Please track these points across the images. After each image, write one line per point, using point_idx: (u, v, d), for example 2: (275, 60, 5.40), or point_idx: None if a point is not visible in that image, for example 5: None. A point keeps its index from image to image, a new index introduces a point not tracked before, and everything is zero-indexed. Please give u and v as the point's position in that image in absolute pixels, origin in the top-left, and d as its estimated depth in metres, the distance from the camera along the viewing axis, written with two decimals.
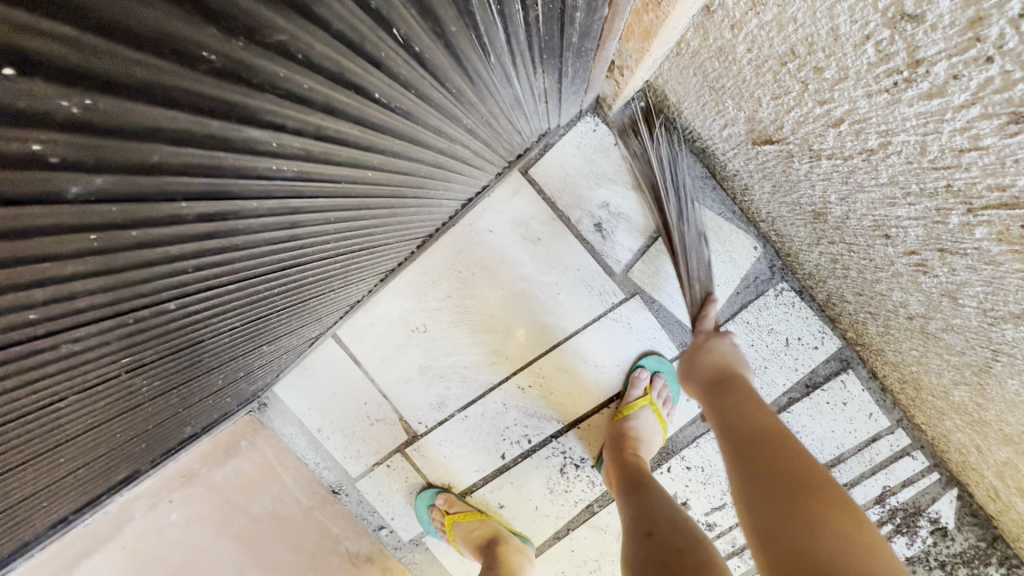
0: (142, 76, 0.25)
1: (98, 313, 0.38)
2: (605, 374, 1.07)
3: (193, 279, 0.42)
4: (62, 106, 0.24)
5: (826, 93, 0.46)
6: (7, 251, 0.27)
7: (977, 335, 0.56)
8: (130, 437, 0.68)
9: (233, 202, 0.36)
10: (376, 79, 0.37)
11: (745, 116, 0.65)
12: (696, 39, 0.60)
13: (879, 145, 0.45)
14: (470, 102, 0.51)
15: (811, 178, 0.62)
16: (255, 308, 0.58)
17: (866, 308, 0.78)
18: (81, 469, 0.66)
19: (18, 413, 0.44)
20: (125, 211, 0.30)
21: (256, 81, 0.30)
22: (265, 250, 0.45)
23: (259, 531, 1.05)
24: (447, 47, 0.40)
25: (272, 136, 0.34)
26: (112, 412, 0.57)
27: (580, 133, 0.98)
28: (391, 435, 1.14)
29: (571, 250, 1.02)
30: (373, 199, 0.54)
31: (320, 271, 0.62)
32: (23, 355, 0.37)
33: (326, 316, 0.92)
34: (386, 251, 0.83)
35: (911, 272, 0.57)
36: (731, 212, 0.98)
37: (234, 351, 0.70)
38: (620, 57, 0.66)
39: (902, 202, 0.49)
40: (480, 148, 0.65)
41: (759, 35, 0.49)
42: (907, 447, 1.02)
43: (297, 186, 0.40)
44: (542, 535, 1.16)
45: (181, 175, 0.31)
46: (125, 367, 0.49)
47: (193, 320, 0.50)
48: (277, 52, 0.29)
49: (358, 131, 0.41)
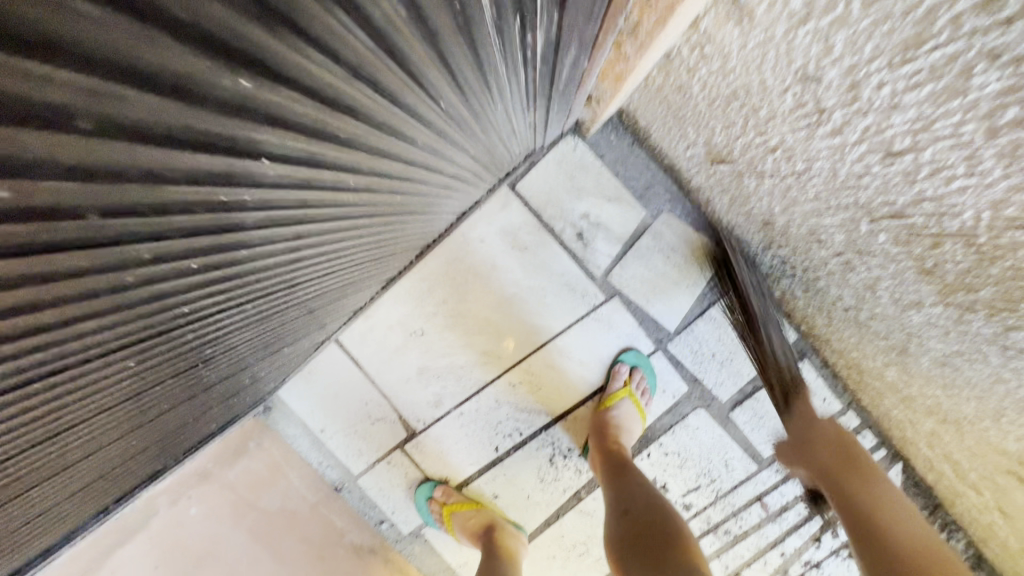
0: (284, 143, 0.33)
1: (184, 317, 0.46)
2: (588, 369, 1.18)
3: (236, 292, 0.49)
4: (239, 170, 0.31)
5: (763, 127, 0.58)
6: (163, 269, 0.36)
7: (895, 322, 0.67)
8: (170, 434, 0.76)
9: (301, 221, 0.45)
10: (420, 129, 0.45)
11: (703, 140, 0.76)
12: (660, 76, 0.71)
13: (805, 168, 0.57)
14: (479, 135, 0.59)
15: (759, 193, 0.73)
16: (270, 315, 0.64)
17: (813, 302, 0.89)
18: (130, 465, 0.73)
19: (107, 406, 0.52)
20: (240, 232, 0.38)
21: (345, 137, 0.37)
22: (291, 262, 0.52)
23: (273, 527, 1.12)
24: (467, 102, 0.47)
25: (338, 170, 0.41)
26: (164, 408, 0.65)
27: (562, 151, 1.08)
28: (391, 433, 1.22)
29: (555, 257, 1.13)
30: (390, 211, 0.62)
31: (338, 274, 0.71)
32: (129, 352, 0.45)
33: (334, 320, 1.00)
34: (391, 258, 0.91)
35: (841, 269, 0.69)
36: (698, 220, 1.09)
37: (261, 352, 0.77)
38: (597, 92, 0.76)
39: (827, 213, 0.61)
40: (477, 166, 0.74)
41: (709, 79, 0.60)
42: (857, 426, 1.15)
43: (343, 205, 0.49)
44: (534, 521, 1.25)
45: (282, 205, 0.39)
46: (162, 374, 0.55)
47: (222, 328, 0.56)
48: (364, 120, 0.37)
49: (395, 162, 0.49)
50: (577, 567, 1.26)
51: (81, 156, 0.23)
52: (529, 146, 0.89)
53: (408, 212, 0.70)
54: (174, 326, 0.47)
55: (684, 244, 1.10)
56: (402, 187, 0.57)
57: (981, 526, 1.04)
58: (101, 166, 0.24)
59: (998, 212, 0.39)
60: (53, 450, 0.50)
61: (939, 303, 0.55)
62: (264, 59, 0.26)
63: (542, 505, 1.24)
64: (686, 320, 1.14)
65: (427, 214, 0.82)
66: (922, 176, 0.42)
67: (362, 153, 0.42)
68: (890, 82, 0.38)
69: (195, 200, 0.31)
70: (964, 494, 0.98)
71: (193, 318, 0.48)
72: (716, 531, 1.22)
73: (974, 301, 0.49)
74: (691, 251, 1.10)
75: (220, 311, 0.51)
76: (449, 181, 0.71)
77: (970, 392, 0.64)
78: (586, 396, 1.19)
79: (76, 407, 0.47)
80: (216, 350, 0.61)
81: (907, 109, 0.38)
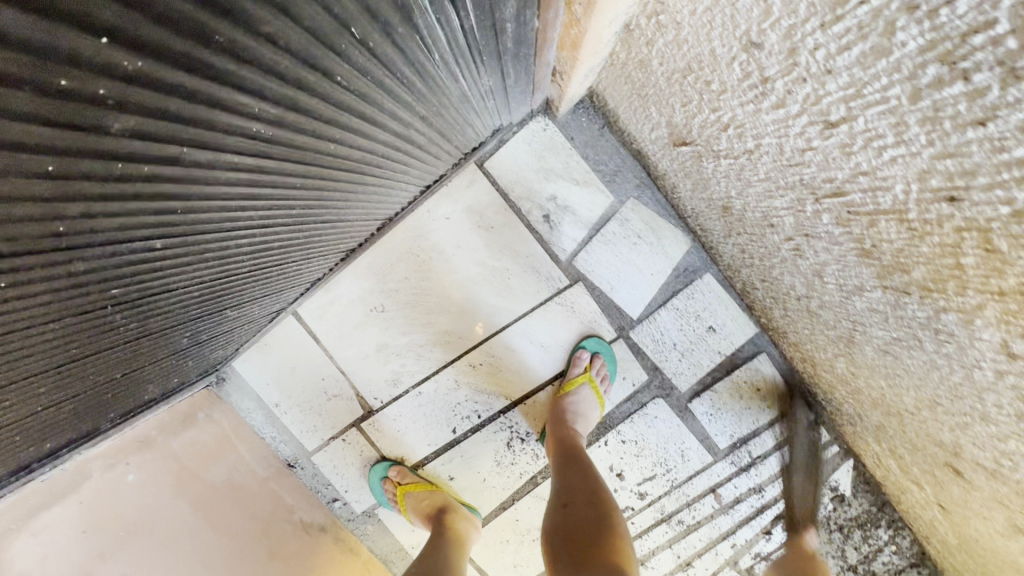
0: (189, 61, 0.31)
1: (103, 271, 0.42)
2: (550, 354, 1.17)
3: (162, 246, 0.44)
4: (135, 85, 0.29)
5: (715, 102, 0.57)
6: (58, 196, 0.32)
7: (841, 310, 0.68)
8: (95, 405, 0.71)
9: (229, 164, 0.41)
10: (356, 78, 0.43)
11: (665, 120, 0.75)
12: (623, 52, 0.70)
13: (755, 145, 0.56)
14: (430, 97, 0.56)
15: (717, 176, 0.73)
16: (201, 282, 0.58)
17: (770, 292, 0.90)
18: (50, 435, 0.68)
19: (15, 371, 0.47)
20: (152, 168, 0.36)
21: (266, 69, 0.35)
22: (213, 216, 0.46)
23: (220, 498, 1.05)
24: (405, 56, 0.45)
25: (263, 107, 0.38)
26: (88, 377, 0.60)
27: (533, 131, 1.07)
28: (347, 410, 1.20)
29: (521, 239, 1.12)
30: (337, 176, 0.59)
31: (284, 241, 0.67)
32: (34, 306, 0.40)
33: (287, 291, 0.97)
34: (346, 230, 0.88)
35: (792, 255, 0.69)
36: (665, 209, 1.10)
37: (201, 322, 0.73)
38: (559, 64, 0.75)
39: (776, 194, 0.60)
40: (434, 137, 0.72)
41: (665, 51, 0.59)
42: (812, 422, 1.16)
43: (281, 155, 0.45)
44: (489, 505, 1.24)
45: (197, 140, 0.36)
46: (62, 340, 0.48)
47: (139, 293, 0.50)
48: (287, 52, 0.35)
49: (338, 112, 0.46)
50: (530, 552, 1.25)
51: None
52: (496, 119, 0.87)
53: (359, 180, 0.67)
54: (85, 284, 0.42)
55: (650, 232, 1.10)
56: (347, 149, 0.54)
57: (924, 523, 1.06)
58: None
59: (925, 184, 0.39)
60: None
61: (878, 287, 0.55)
62: None
63: (498, 490, 1.23)
64: (650, 308, 1.14)
65: (386, 185, 0.78)
66: (857, 148, 0.42)
67: (292, 94, 0.39)
68: (823, 44, 0.37)
69: (73, 113, 0.28)
70: (908, 489, 1.00)
71: (113, 273, 0.43)
72: (670, 522, 1.22)
73: (909, 283, 0.49)
74: (656, 240, 1.10)
75: (147, 269, 0.46)
76: (403, 149, 0.68)
77: (909, 381, 0.65)
78: (546, 381, 1.18)
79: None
80: (135, 317, 0.54)
81: (840, 74, 0.38)
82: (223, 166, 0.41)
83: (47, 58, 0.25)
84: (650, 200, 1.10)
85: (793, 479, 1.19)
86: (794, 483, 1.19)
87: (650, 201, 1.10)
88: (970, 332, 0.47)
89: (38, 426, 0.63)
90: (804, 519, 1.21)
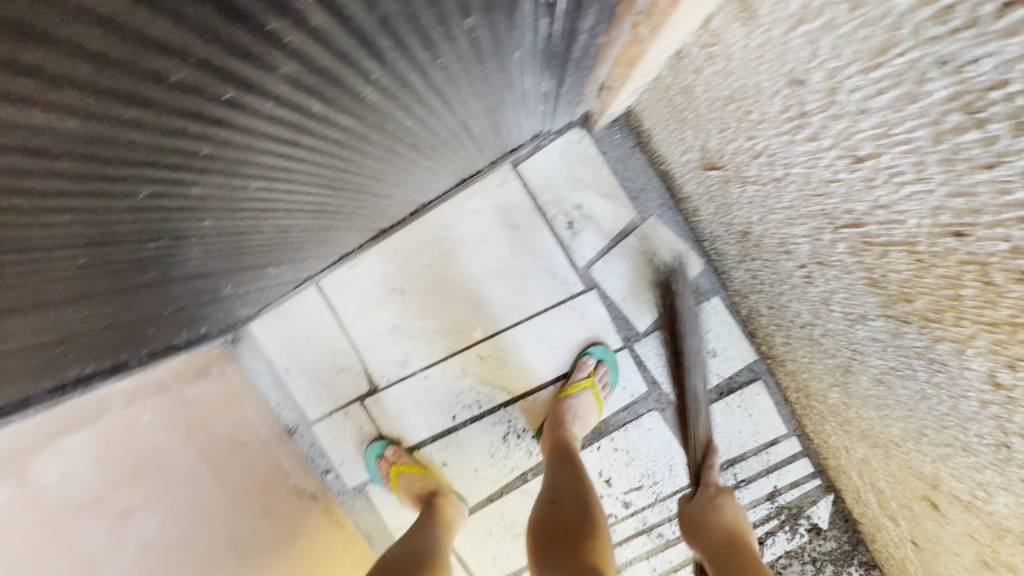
0: (353, 24, 0.36)
1: (202, 193, 0.46)
2: (556, 355, 1.21)
3: (252, 179, 0.49)
4: (307, 36, 0.35)
5: (752, 131, 0.63)
6: (207, 114, 0.37)
7: (843, 338, 0.73)
8: (133, 337, 0.74)
9: (331, 112, 0.46)
10: (455, 60, 0.49)
11: (699, 145, 0.81)
12: (669, 77, 0.76)
13: (783, 174, 0.62)
14: (498, 89, 0.62)
15: (741, 201, 0.78)
16: (266, 208, 0.58)
17: (775, 319, 0.95)
18: (90, 361, 0.71)
19: (99, 282, 0.51)
20: (279, 103, 0.41)
21: (399, 41, 0.41)
22: (310, 125, 0.46)
23: (224, 450, 1.06)
24: (498, 49, 0.51)
25: (377, 69, 0.43)
26: (143, 305, 0.64)
27: (568, 141, 1.13)
28: (353, 385, 1.24)
29: (543, 242, 1.17)
30: (400, 149, 0.65)
31: (336, 204, 0.72)
32: (140, 216, 0.44)
33: (320, 259, 1.01)
34: (385, 208, 0.94)
35: (802, 282, 0.74)
36: (682, 231, 1.15)
37: (245, 272, 0.77)
38: (609, 80, 0.81)
39: (797, 221, 0.66)
40: (487, 129, 0.78)
41: (711, 80, 0.65)
42: (798, 453, 1.20)
43: (369, 115, 0.51)
44: (477, 496, 1.27)
45: (321, 88, 0.42)
46: (136, 239, 0.47)
47: (218, 201, 0.50)
48: (418, 30, 0.41)
49: (426, 85, 0.52)
50: (511, 547, 1.29)
51: None
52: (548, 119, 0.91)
53: (416, 151, 0.70)
54: (184, 204, 0.46)
55: (665, 251, 1.16)
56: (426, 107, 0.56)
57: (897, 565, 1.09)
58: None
59: (936, 220, 0.45)
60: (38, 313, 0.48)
61: (882, 316, 0.60)
62: None
63: (488, 482, 1.27)
64: (655, 324, 1.19)
65: (442, 156, 0.80)
66: (879, 183, 0.48)
67: (401, 63, 0.45)
68: (862, 87, 0.43)
69: (257, 50, 0.33)
70: (884, 527, 1.04)
71: (209, 197, 0.48)
72: (649, 532, 1.25)
73: (910, 312, 0.55)
74: (670, 259, 1.16)
75: (233, 200, 0.51)
76: (458, 135, 0.73)
77: (898, 412, 0.70)
78: (549, 382, 1.22)
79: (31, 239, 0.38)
80: (202, 231, 0.54)
81: (873, 114, 0.44)
82: (304, 111, 0.44)
83: (269, 5, 0.30)
84: (670, 221, 1.15)
85: (774, 506, 1.22)
86: (774, 510, 1.22)
87: (670, 222, 1.15)
88: (961, 362, 0.52)
89: (87, 349, 0.66)
90: (780, 547, 1.24)
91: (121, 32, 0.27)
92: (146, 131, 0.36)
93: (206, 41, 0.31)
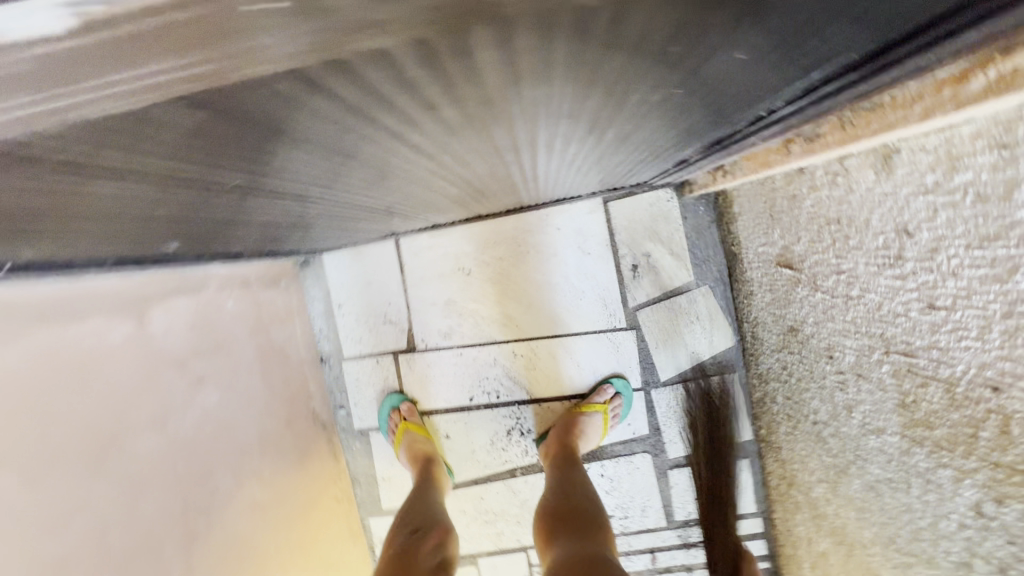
0: (658, 98, 0.49)
1: (453, 156, 0.59)
2: (580, 375, 1.32)
3: (483, 156, 0.61)
4: (630, 98, 0.47)
5: (844, 252, 0.76)
6: (527, 120, 0.50)
7: (850, 442, 0.85)
8: (277, 232, 0.84)
9: (573, 136, 0.60)
10: (672, 127, 0.62)
11: (783, 245, 0.94)
12: (782, 182, 0.89)
13: (857, 294, 0.75)
14: (666, 148, 0.76)
15: (804, 302, 0.91)
16: (466, 161, 0.62)
17: (788, 409, 1.08)
18: (240, 240, 0.81)
19: (331, 188, 0.62)
20: (563, 125, 0.53)
21: (664, 110, 0.54)
22: (570, 121, 0.52)
23: (273, 356, 1.16)
24: (703, 128, 0.64)
25: (628, 122, 0.57)
26: (318, 212, 0.75)
27: (659, 197, 1.26)
28: (394, 339, 1.34)
29: (605, 274, 1.29)
30: (566, 166, 0.78)
31: (485, 186, 0.85)
32: (410, 159, 0.56)
33: (424, 220, 1.14)
34: (499, 198, 1.06)
35: (833, 386, 0.87)
36: (728, 307, 1.27)
37: (386, 211, 0.89)
38: (731, 167, 0.94)
39: (851, 335, 0.78)
40: (623, 168, 0.91)
41: (824, 200, 0.78)
42: (757, 532, 1.31)
43: (586, 143, 0.64)
44: (465, 475, 1.37)
45: (594, 122, 0.54)
46: (381, 164, 0.56)
47: (450, 148, 0.55)
48: (680, 107, 0.54)
49: (634, 137, 0.65)
50: (478, 529, 1.39)
51: (633, 67, 0.39)
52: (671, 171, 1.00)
53: (575, 166, 0.80)
54: (436, 160, 0.59)
55: (707, 319, 1.28)
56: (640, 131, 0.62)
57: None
58: (633, 70, 0.40)
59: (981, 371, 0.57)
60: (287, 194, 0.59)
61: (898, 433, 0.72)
62: (716, 68, 0.43)
63: (479, 465, 1.37)
64: (676, 378, 1.31)
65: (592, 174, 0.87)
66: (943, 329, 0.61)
67: (644, 122, 0.58)
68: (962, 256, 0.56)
69: (602, 99, 0.46)
70: None
71: (452, 162, 0.60)
72: None
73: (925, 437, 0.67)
74: (709, 327, 1.28)
75: (457, 166, 0.63)
76: (603, 167, 0.87)
77: (878, 517, 0.82)
78: (565, 396, 1.33)
79: (337, 140, 0.44)
80: (418, 161, 0.58)
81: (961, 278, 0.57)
82: (561, 126, 0.53)
83: (637, 83, 0.43)
84: (720, 296, 1.27)
85: None
86: None
87: (720, 296, 1.27)
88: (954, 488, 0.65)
89: (253, 230, 0.76)
90: None
91: (555, 81, 0.39)
92: (483, 105, 0.42)
93: (581, 94, 0.44)
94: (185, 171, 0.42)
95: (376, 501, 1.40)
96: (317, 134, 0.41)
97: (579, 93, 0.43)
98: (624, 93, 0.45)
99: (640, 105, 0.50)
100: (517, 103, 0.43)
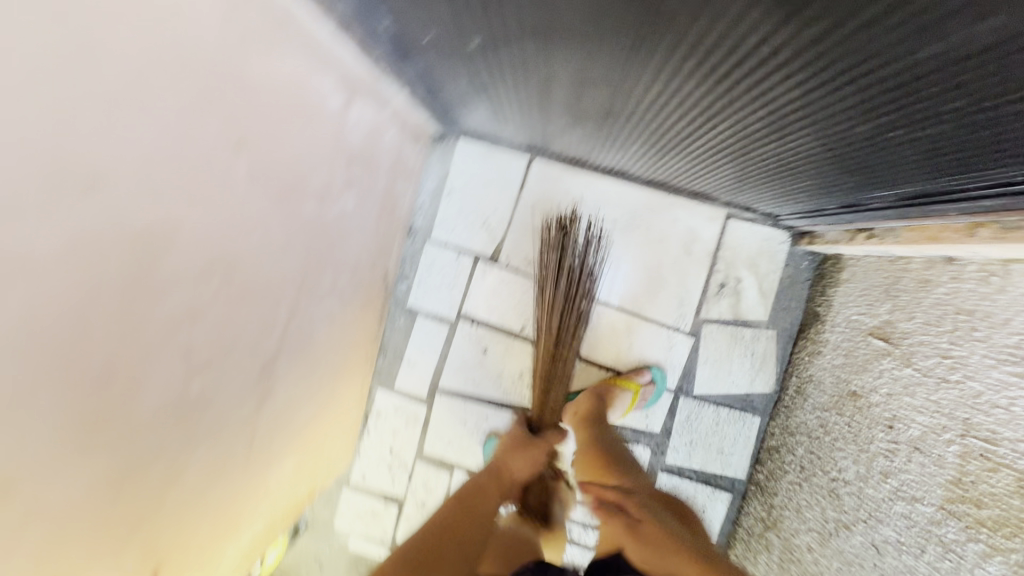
0: (987, 132, 0.56)
1: (766, 92, 0.64)
2: (627, 354, 1.39)
3: (778, 105, 0.68)
4: (975, 116, 0.55)
5: (961, 342, 0.84)
6: (884, 88, 0.56)
7: (872, 502, 0.96)
8: (506, 83, 0.88)
9: (866, 128, 0.66)
10: (931, 169, 0.70)
11: (886, 319, 1.03)
12: (919, 265, 0.97)
13: (957, 379, 0.83)
14: (880, 186, 0.83)
15: (884, 372, 1.00)
16: (741, 127, 0.78)
17: (806, 461, 1.17)
18: (481, 75, 0.85)
19: (642, 64, 0.66)
20: (889, 110, 0.60)
21: (965, 146, 0.61)
22: (846, 128, 0.68)
23: (390, 203, 1.20)
24: (948, 183, 0.72)
25: (923, 139, 0.64)
26: (577, 86, 0.79)
27: (774, 236, 1.32)
28: (483, 244, 1.39)
29: (695, 278, 1.36)
30: (789, 156, 0.84)
31: (699, 138, 0.90)
32: (749, 77, 0.62)
33: (589, 149, 1.19)
34: (672, 160, 1.12)
35: (878, 451, 0.97)
36: (784, 359, 1.35)
37: (600, 118, 0.93)
38: (881, 234, 1.03)
39: (927, 412, 0.88)
40: (807, 189, 0.98)
41: (963, 292, 0.86)
42: None
43: (856, 143, 0.71)
44: (482, 392, 1.43)
45: (908, 121, 0.61)
46: (722, 66, 0.61)
47: (849, 76, 0.55)
48: (976, 154, 0.61)
49: (890, 159, 0.72)
50: (469, 444, 1.45)
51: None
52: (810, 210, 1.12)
53: (790, 160, 0.87)
54: (752, 89, 0.64)
55: (759, 360, 1.36)
56: (912, 156, 0.69)
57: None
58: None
59: None
60: (616, 48, 0.63)
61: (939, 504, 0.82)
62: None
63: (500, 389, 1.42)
64: (708, 397, 1.38)
65: (813, 175, 0.91)
66: None
67: (927, 148, 0.65)
68: None
69: (967, 102, 0.53)
70: None
71: (758, 96, 0.66)
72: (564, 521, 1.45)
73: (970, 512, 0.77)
74: (757, 367, 1.36)
75: (746, 105, 0.69)
76: (795, 176, 0.94)
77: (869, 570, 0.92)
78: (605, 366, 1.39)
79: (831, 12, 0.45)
80: (709, 113, 0.77)
81: None
82: (884, 107, 0.60)
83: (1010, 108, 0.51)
84: (782, 345, 1.34)
85: None
86: None
87: (782, 345, 1.34)
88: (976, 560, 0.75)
89: (508, 70, 0.80)
90: None
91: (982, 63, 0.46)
92: (995, 42, 0.43)
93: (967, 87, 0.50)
94: (589, 67, 0.71)
95: (394, 376, 1.45)
96: (684, 75, 0.67)
97: (847, 120, 0.66)
98: (988, 105, 0.52)
99: (884, 146, 0.69)
100: (819, 104, 0.65)
